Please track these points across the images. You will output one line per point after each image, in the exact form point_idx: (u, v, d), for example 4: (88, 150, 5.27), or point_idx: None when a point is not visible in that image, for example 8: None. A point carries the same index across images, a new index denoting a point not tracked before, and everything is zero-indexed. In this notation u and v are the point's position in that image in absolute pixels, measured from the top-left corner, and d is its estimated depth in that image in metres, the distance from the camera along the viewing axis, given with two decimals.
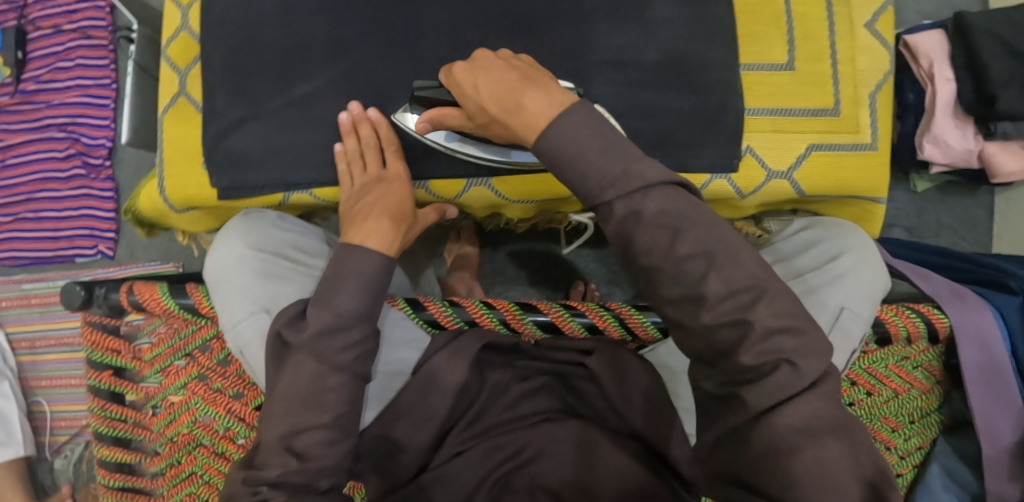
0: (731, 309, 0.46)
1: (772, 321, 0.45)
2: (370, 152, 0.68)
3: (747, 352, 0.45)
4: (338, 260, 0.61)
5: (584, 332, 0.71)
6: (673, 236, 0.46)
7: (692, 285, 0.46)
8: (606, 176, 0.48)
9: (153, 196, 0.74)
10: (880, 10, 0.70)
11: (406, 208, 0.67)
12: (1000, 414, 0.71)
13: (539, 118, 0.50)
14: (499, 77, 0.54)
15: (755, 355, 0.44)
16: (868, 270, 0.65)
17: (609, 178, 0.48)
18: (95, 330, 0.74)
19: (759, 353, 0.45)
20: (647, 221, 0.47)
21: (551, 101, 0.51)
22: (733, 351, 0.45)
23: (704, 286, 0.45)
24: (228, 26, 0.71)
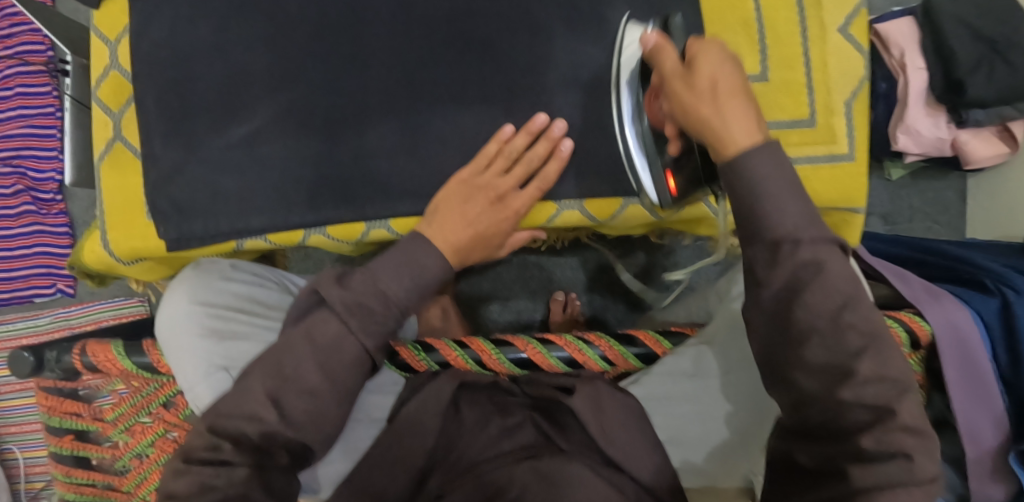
0: (877, 396, 0.47)
1: (908, 419, 0.47)
2: (519, 167, 0.64)
3: (866, 436, 0.47)
4: (404, 255, 0.60)
5: (562, 367, 0.68)
6: (843, 304, 0.48)
7: (845, 357, 0.48)
8: (795, 220, 0.49)
9: (97, 250, 0.70)
10: (854, 14, 0.67)
11: (496, 238, 0.65)
12: (981, 416, 0.69)
13: (739, 137, 0.51)
14: (732, 85, 0.52)
15: (877, 441, 0.47)
16: None
17: (799, 224, 0.49)
18: (50, 395, 0.71)
19: (879, 440, 0.47)
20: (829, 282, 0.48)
21: (751, 134, 0.51)
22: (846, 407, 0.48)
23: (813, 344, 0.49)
24: (160, 63, 0.66)
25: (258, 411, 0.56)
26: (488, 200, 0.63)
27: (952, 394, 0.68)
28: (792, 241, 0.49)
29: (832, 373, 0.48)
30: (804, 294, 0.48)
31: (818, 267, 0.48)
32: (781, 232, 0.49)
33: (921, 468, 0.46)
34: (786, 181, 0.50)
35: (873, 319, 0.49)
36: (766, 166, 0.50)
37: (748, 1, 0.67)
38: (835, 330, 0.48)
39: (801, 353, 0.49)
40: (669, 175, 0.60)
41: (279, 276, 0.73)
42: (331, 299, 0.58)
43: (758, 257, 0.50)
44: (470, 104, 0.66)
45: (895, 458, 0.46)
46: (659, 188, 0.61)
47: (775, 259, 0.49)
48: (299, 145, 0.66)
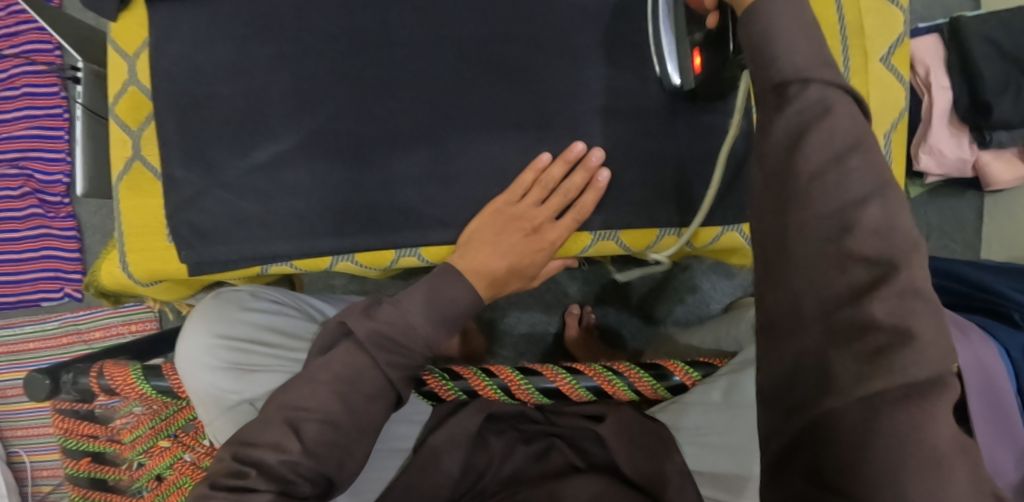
0: (880, 250, 0.38)
1: (913, 283, 0.37)
2: (556, 198, 0.64)
3: (873, 298, 0.37)
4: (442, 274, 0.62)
5: (590, 396, 0.67)
6: (848, 149, 0.40)
7: (846, 203, 0.39)
8: (808, 61, 0.42)
9: (115, 271, 0.68)
10: (896, 43, 0.66)
11: (532, 269, 0.66)
12: (1007, 454, 0.69)
13: None
14: None
15: (888, 308, 0.37)
16: None
17: (809, 66, 0.42)
18: (66, 417, 0.69)
19: (892, 309, 0.37)
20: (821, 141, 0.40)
21: None
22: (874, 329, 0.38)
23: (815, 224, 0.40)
24: (183, 82, 0.65)
25: (280, 441, 0.54)
26: (523, 232, 0.64)
27: (979, 431, 0.69)
28: (802, 82, 0.41)
29: (832, 225, 0.39)
30: (809, 137, 0.40)
31: (827, 111, 0.41)
32: (792, 73, 0.42)
33: (929, 352, 0.36)
34: (805, 26, 0.43)
35: (878, 171, 0.40)
36: (786, 15, 0.43)
37: None
38: (835, 174, 0.40)
39: (797, 204, 0.40)
40: (698, 53, 0.57)
41: (299, 300, 0.71)
42: (359, 331, 0.58)
43: (765, 110, 0.43)
44: (498, 131, 0.65)
45: (898, 339, 0.37)
46: (681, 67, 0.59)
47: (782, 106, 0.42)
48: (325, 171, 0.65)
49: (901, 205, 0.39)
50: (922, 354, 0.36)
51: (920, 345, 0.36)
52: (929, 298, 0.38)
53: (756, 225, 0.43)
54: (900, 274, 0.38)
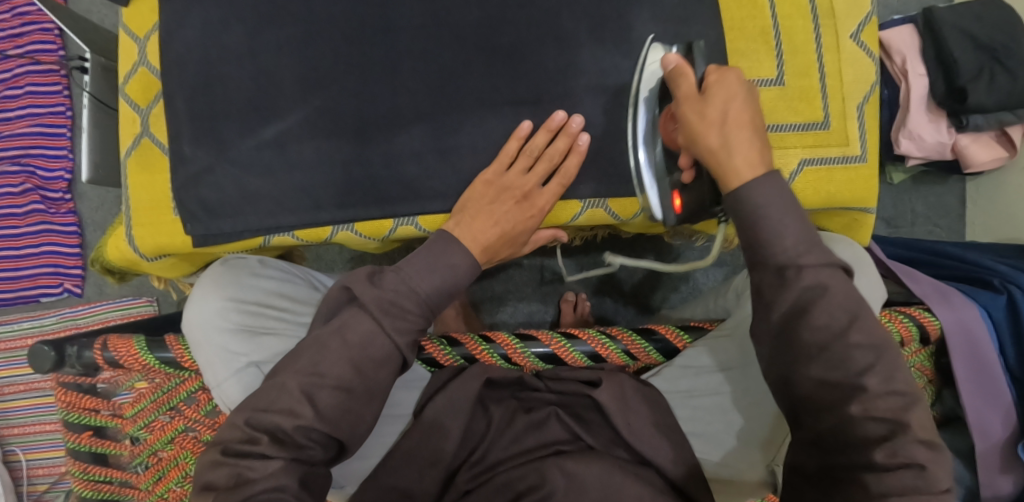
0: (887, 409, 0.49)
1: (920, 431, 0.49)
2: (542, 164, 0.66)
3: (880, 446, 0.49)
4: (437, 240, 0.63)
5: (585, 360, 0.69)
6: (846, 326, 0.51)
7: (852, 373, 0.50)
8: (798, 245, 0.52)
9: (122, 246, 0.70)
10: (865, 22, 0.69)
11: (523, 235, 0.68)
12: (991, 412, 0.71)
13: (738, 173, 0.54)
14: (744, 116, 0.56)
15: (889, 452, 0.48)
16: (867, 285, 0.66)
17: (798, 249, 0.52)
18: (69, 391, 0.70)
19: (892, 451, 0.48)
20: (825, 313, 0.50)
21: (750, 167, 0.54)
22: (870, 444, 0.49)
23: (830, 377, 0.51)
24: (190, 63, 0.68)
25: (294, 406, 0.55)
26: (514, 199, 0.66)
27: (962, 390, 0.71)
28: (795, 266, 0.51)
29: (840, 388, 0.50)
30: (812, 312, 0.51)
31: (823, 290, 0.51)
32: (784, 252, 0.52)
33: (936, 478, 0.47)
34: (788, 207, 0.53)
35: (874, 333, 0.51)
36: (771, 195, 0.53)
37: (765, 9, 0.69)
38: (836, 345, 0.51)
39: (806, 368, 0.51)
40: (676, 194, 0.63)
41: (306, 274, 0.74)
42: (365, 299, 0.59)
43: (766, 281, 0.53)
44: (496, 106, 0.68)
45: (905, 468, 0.48)
46: (663, 206, 0.64)
47: (782, 284, 0.52)
48: (332, 148, 0.67)
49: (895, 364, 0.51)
50: (928, 479, 0.47)
51: (928, 476, 0.47)
52: (934, 443, 0.49)
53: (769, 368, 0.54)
54: (908, 428, 0.49)
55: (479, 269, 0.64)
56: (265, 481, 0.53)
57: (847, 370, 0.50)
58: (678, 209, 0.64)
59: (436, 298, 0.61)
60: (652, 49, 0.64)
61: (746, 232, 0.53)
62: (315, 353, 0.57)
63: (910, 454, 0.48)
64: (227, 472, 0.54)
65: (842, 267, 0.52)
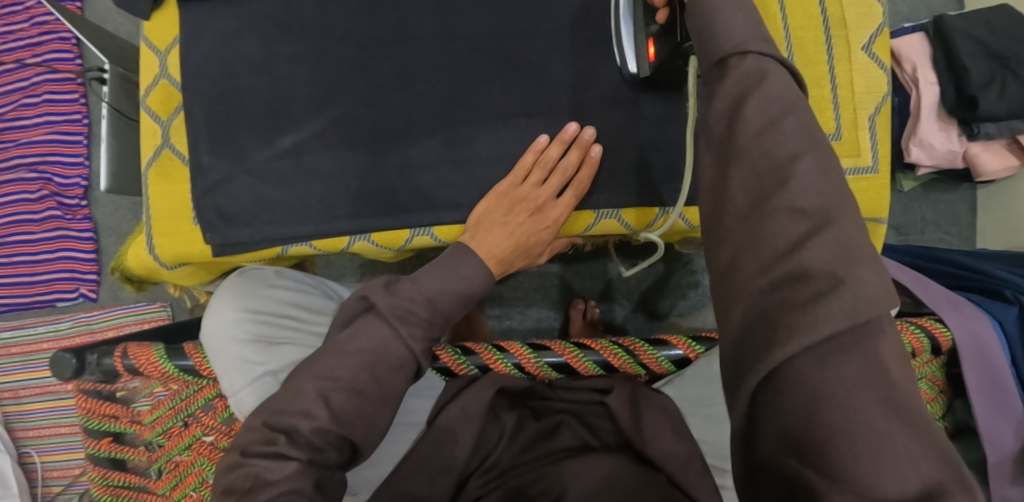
0: (816, 203, 0.44)
1: (844, 237, 0.42)
2: (557, 176, 0.67)
3: (808, 245, 0.42)
4: (455, 251, 0.64)
5: (597, 370, 0.69)
6: (782, 111, 0.46)
7: (782, 161, 0.45)
8: (744, 34, 0.49)
9: (142, 254, 0.72)
10: (876, 34, 0.70)
11: (538, 246, 0.70)
12: (1003, 423, 0.71)
13: None
14: None
15: (821, 251, 0.42)
16: None
17: (745, 40, 0.49)
18: (89, 397, 0.71)
19: (827, 253, 0.42)
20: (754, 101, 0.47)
21: None
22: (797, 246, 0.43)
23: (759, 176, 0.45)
24: (209, 75, 0.69)
25: (310, 408, 0.56)
26: (528, 211, 0.67)
27: (974, 400, 0.71)
28: (738, 54, 0.49)
29: (769, 176, 0.45)
30: (748, 102, 0.47)
31: (762, 77, 0.48)
32: (732, 47, 0.49)
33: (862, 305, 0.40)
34: (745, 6, 0.50)
35: (810, 130, 0.46)
36: (728, 1, 0.51)
37: (778, 20, 0.69)
38: (770, 132, 0.46)
39: (739, 159, 0.47)
40: (652, 43, 0.63)
41: (320, 283, 0.76)
42: (379, 305, 0.60)
43: (710, 78, 0.51)
44: (510, 118, 0.68)
45: (829, 280, 0.41)
46: (637, 56, 0.65)
47: (724, 73, 0.50)
48: (347, 158, 0.68)
49: (828, 164, 0.45)
50: (856, 294, 0.40)
51: (853, 287, 0.41)
52: (865, 249, 0.43)
53: (708, 190, 0.49)
54: (833, 225, 0.43)
55: (495, 281, 0.66)
56: (283, 483, 0.54)
57: (778, 161, 0.45)
58: (652, 58, 0.63)
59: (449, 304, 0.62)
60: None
61: (702, 35, 0.52)
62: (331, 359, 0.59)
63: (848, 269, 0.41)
64: (244, 473, 0.54)
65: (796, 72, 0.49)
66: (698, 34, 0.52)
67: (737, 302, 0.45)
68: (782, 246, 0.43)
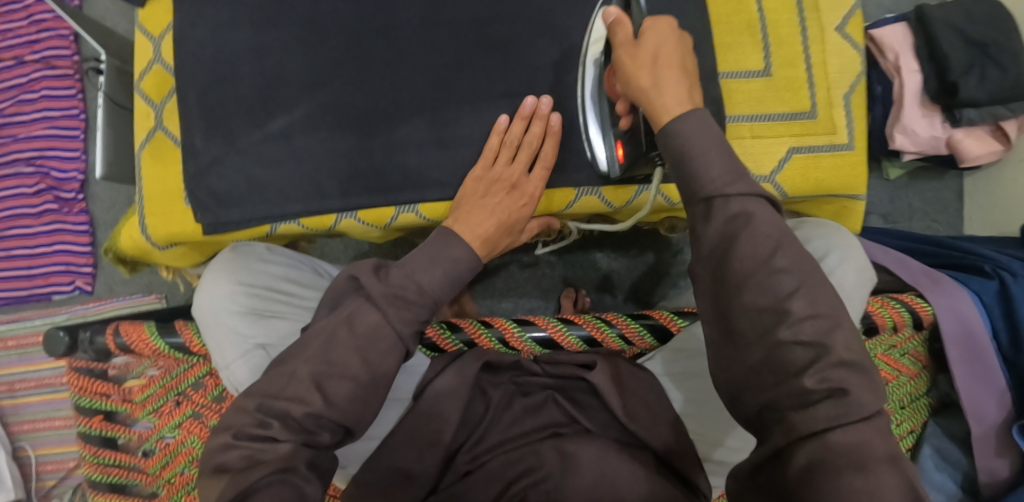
0: (813, 333, 0.49)
1: (842, 353, 0.49)
2: (524, 151, 0.68)
3: (809, 374, 0.48)
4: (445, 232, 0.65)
5: (581, 345, 0.71)
6: (772, 250, 0.51)
7: (777, 300, 0.50)
8: (723, 176, 0.53)
9: (135, 235, 0.73)
10: (849, 14, 0.71)
11: (519, 224, 0.70)
12: (986, 394, 0.72)
13: (669, 107, 0.57)
14: (671, 57, 0.59)
15: (817, 379, 0.48)
16: (854, 268, 0.66)
17: (723, 180, 0.53)
18: (81, 375, 0.72)
19: (823, 378, 0.48)
20: (744, 244, 0.51)
21: (684, 101, 0.58)
22: (798, 371, 0.49)
23: (760, 313, 0.50)
24: (201, 59, 0.71)
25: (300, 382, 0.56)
26: (504, 190, 0.68)
27: (956, 373, 0.72)
28: (721, 197, 0.53)
29: (767, 312, 0.50)
30: (737, 243, 0.51)
31: (747, 218, 0.52)
32: (712, 186, 0.53)
33: (860, 401, 0.48)
34: (713, 141, 0.55)
35: (802, 263, 0.51)
36: (696, 133, 0.55)
37: (751, 3, 0.70)
38: (764, 270, 0.51)
39: (739, 301, 0.51)
40: (619, 144, 0.66)
41: (313, 260, 0.76)
42: (373, 294, 0.60)
43: (696, 215, 0.55)
44: (495, 99, 0.70)
45: (830, 396, 0.48)
46: (608, 156, 0.66)
47: (709, 216, 0.53)
48: (335, 138, 0.70)
49: (820, 295, 0.50)
50: (851, 406, 0.47)
51: (851, 399, 0.47)
52: (861, 366, 0.49)
53: (707, 305, 0.54)
54: (831, 351, 0.49)
55: (482, 263, 0.66)
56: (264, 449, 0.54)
57: (778, 296, 0.50)
58: (623, 160, 0.66)
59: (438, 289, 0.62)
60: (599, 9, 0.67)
61: (682, 169, 0.55)
62: (321, 341, 0.58)
63: (838, 381, 0.48)
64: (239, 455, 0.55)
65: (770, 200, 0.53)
66: (673, 161, 0.56)
67: (751, 405, 0.51)
68: (779, 370, 0.50)
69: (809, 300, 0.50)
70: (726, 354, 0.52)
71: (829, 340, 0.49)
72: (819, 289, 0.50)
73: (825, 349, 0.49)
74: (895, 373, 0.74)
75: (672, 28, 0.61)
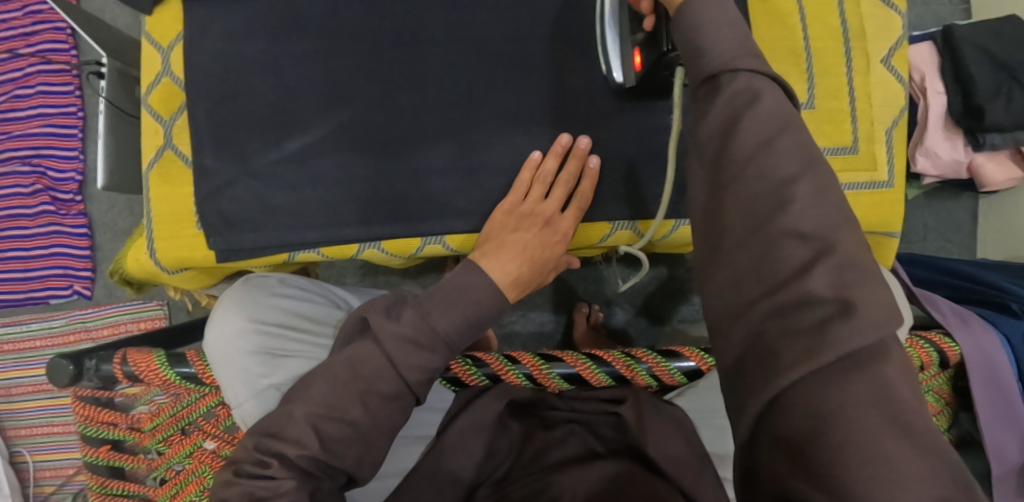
0: (815, 226, 0.41)
1: (849, 252, 0.40)
2: (560, 188, 0.66)
3: (811, 273, 0.39)
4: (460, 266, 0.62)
5: (610, 382, 0.69)
6: (776, 131, 0.43)
7: (775, 183, 0.42)
8: (733, 50, 0.46)
9: (142, 258, 0.69)
10: (895, 46, 0.70)
11: (549, 262, 0.68)
12: (1008, 436, 0.72)
13: None
14: None
15: (827, 281, 0.39)
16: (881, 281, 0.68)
17: (733, 55, 0.46)
18: (86, 404, 0.69)
19: (828, 280, 0.39)
20: (745, 130, 0.43)
21: None
22: (797, 276, 0.40)
23: (755, 198, 0.42)
24: (214, 75, 0.67)
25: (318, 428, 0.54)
26: (536, 224, 0.66)
27: (980, 414, 0.71)
28: (728, 71, 0.45)
29: (767, 202, 0.42)
30: (741, 123, 0.44)
31: (753, 96, 0.44)
32: (721, 63, 0.46)
33: (868, 326, 0.37)
34: (728, 20, 0.47)
35: (807, 151, 0.43)
36: (712, 13, 0.47)
37: (797, 30, 0.69)
38: (763, 153, 0.43)
39: (738, 190, 0.43)
40: (637, 52, 0.61)
41: (328, 290, 0.74)
42: (382, 336, 0.57)
43: (698, 96, 0.47)
44: (525, 127, 0.68)
45: (838, 310, 0.38)
46: (624, 64, 0.62)
47: (715, 89, 0.46)
48: (355, 162, 0.66)
49: (829, 188, 0.42)
50: (862, 323, 0.37)
51: (860, 315, 0.38)
52: (869, 267, 0.40)
53: (702, 210, 0.46)
54: (836, 249, 0.40)
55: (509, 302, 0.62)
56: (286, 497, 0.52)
57: (776, 181, 0.42)
58: (638, 68, 0.62)
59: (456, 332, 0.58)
60: None
61: (691, 46, 0.48)
62: (326, 381, 0.56)
63: (846, 285, 0.39)
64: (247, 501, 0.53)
65: (785, 86, 0.46)
66: (683, 45, 0.49)
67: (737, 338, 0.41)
68: (771, 278, 0.40)
69: (814, 191, 0.41)
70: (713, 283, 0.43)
71: (834, 236, 0.40)
72: (824, 179, 0.42)
73: (831, 249, 0.40)
74: None
75: None
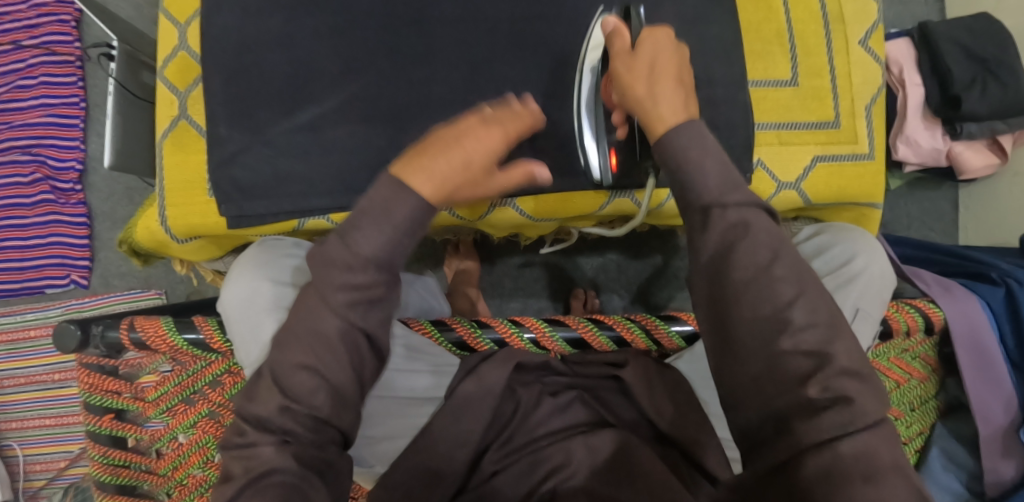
0: (813, 342, 0.45)
1: (843, 361, 0.45)
2: (502, 104, 0.55)
3: (811, 384, 0.44)
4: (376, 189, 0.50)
5: (612, 345, 0.71)
6: (771, 257, 0.46)
7: (778, 307, 0.45)
8: (719, 184, 0.48)
9: (153, 227, 0.71)
10: (872, 28, 0.74)
11: (486, 166, 0.52)
12: (994, 397, 0.75)
13: (663, 122, 0.51)
14: (668, 67, 0.54)
15: (824, 388, 0.44)
16: (877, 276, 0.68)
17: (719, 189, 0.48)
18: (91, 372, 0.69)
19: (825, 387, 0.44)
20: (742, 250, 0.46)
21: (680, 110, 0.52)
22: (803, 379, 0.44)
23: (759, 318, 0.46)
24: (228, 48, 0.69)
25: None
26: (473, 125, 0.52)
27: (966, 376, 0.74)
28: (718, 206, 0.48)
29: (771, 322, 0.45)
30: (735, 251, 0.46)
31: (746, 227, 0.47)
32: (707, 197, 0.48)
33: (864, 408, 0.43)
34: (708, 148, 0.49)
35: (799, 266, 0.47)
36: (692, 142, 0.50)
37: (780, 14, 0.72)
38: (764, 281, 0.46)
39: (741, 312, 0.46)
40: (613, 153, 0.65)
41: None
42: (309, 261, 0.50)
43: (692, 224, 0.49)
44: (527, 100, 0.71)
45: (836, 404, 0.43)
46: (601, 163, 0.66)
47: (705, 225, 0.48)
48: (365, 132, 0.69)
49: (822, 299, 0.46)
50: (857, 414, 0.43)
51: (856, 408, 0.43)
52: (862, 372, 0.45)
53: (704, 314, 0.48)
54: (834, 359, 0.45)
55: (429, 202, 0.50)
56: None
57: (778, 302, 0.45)
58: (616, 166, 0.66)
59: (383, 248, 0.49)
60: (598, 21, 0.67)
61: (678, 167, 0.50)
62: None
63: (843, 389, 0.44)
64: None
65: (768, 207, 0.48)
66: (667, 158, 0.50)
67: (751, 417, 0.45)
68: (778, 379, 0.45)
69: (810, 308, 0.45)
70: (725, 373, 0.47)
71: (829, 347, 0.45)
72: (818, 295, 0.46)
73: (828, 358, 0.45)
74: (907, 376, 0.75)
75: (670, 36, 0.57)
